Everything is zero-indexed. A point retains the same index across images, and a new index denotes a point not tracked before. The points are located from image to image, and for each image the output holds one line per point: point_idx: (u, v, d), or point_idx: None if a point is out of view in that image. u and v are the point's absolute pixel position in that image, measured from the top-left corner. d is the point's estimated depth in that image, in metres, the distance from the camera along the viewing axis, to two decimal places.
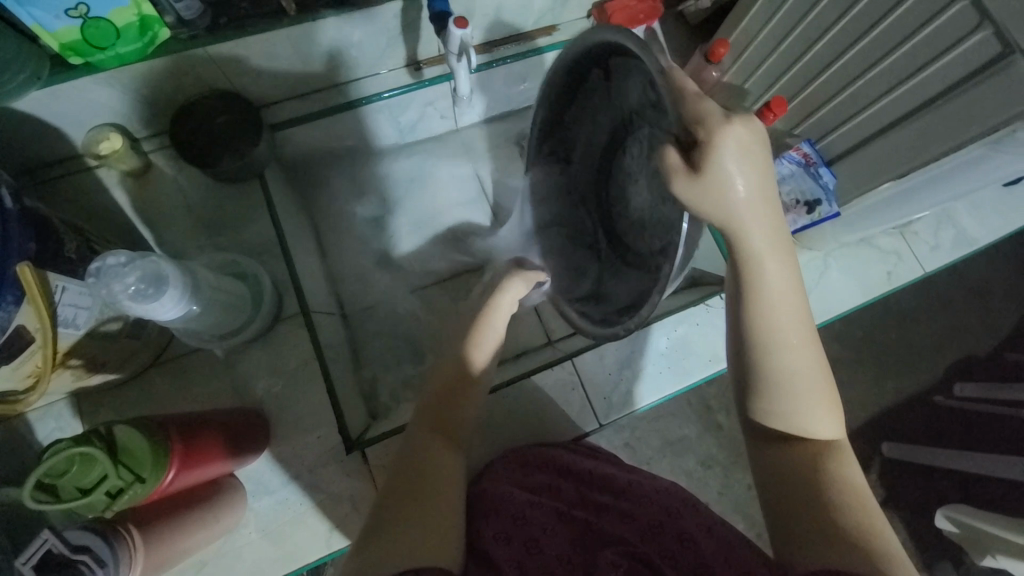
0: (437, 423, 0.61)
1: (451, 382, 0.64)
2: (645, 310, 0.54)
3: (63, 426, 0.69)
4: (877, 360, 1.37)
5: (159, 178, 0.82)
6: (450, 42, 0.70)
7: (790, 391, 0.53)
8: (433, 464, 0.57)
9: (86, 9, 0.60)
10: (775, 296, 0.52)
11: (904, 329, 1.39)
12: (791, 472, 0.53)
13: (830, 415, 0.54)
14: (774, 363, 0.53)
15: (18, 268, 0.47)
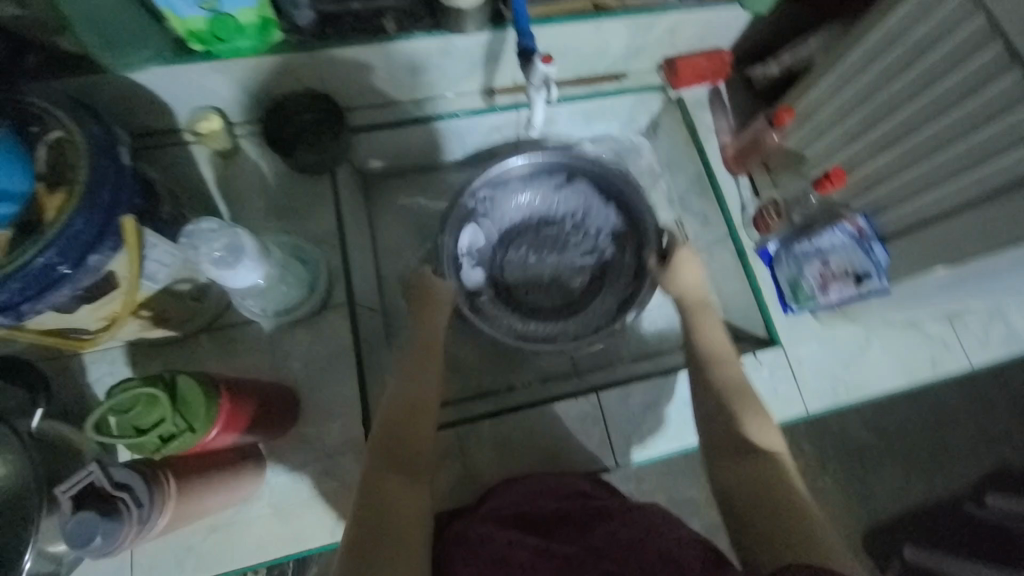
0: (395, 452, 0.61)
1: (404, 408, 0.65)
2: (608, 335, 0.93)
3: (115, 370, 0.74)
4: (906, 454, 1.31)
5: (243, 161, 0.88)
6: (531, 75, 0.73)
7: (736, 396, 0.66)
8: (395, 492, 0.57)
9: (215, 4, 0.68)
10: (709, 323, 0.77)
11: (939, 426, 1.33)
12: (750, 486, 0.57)
13: (770, 427, 0.63)
14: (717, 372, 0.70)
15: (122, 220, 0.52)
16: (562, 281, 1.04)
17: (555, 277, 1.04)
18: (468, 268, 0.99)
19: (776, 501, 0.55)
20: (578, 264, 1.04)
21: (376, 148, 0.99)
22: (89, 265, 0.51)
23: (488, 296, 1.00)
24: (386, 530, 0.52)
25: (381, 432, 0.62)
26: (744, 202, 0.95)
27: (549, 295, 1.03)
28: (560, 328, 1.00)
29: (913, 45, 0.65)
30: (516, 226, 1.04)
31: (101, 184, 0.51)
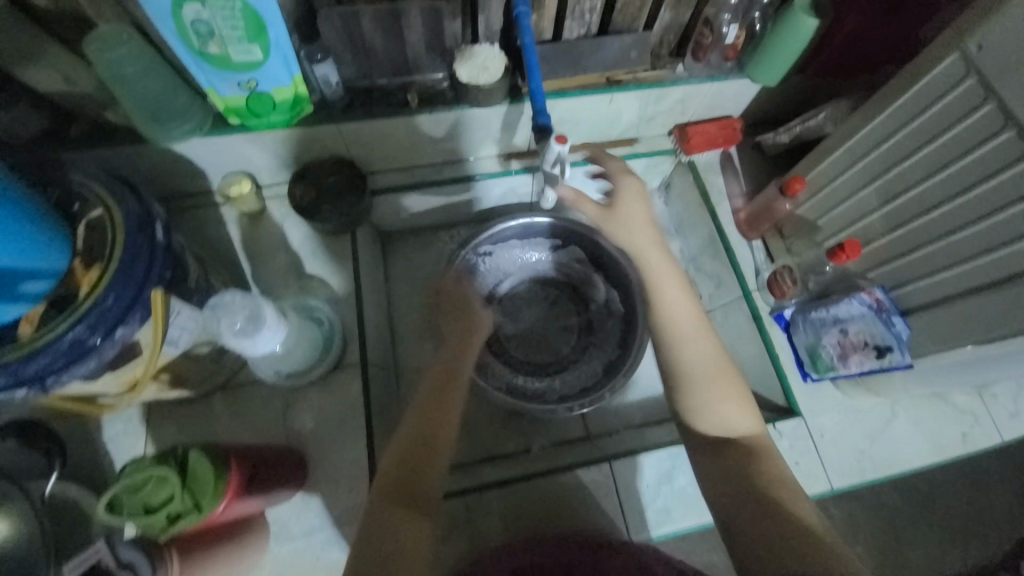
0: (398, 487, 0.59)
1: (414, 443, 0.62)
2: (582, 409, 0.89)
3: (128, 431, 0.75)
4: (943, 529, 1.23)
5: (268, 222, 0.92)
6: (546, 154, 0.74)
7: (703, 378, 0.66)
8: (395, 533, 0.56)
9: (254, 84, 0.74)
10: (666, 295, 0.72)
11: (977, 499, 1.25)
12: (735, 482, 0.58)
13: (742, 411, 0.64)
14: (683, 356, 0.68)
15: (151, 293, 0.54)
16: (550, 340, 1.06)
17: (544, 336, 1.07)
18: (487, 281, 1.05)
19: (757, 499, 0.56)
20: (568, 326, 1.07)
21: (395, 208, 1.03)
22: (115, 338, 0.52)
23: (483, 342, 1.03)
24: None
25: (392, 470, 0.60)
26: (758, 266, 0.96)
27: (536, 353, 1.05)
28: (543, 385, 1.01)
29: (924, 127, 0.64)
30: (511, 284, 1.09)
31: (136, 259, 0.53)
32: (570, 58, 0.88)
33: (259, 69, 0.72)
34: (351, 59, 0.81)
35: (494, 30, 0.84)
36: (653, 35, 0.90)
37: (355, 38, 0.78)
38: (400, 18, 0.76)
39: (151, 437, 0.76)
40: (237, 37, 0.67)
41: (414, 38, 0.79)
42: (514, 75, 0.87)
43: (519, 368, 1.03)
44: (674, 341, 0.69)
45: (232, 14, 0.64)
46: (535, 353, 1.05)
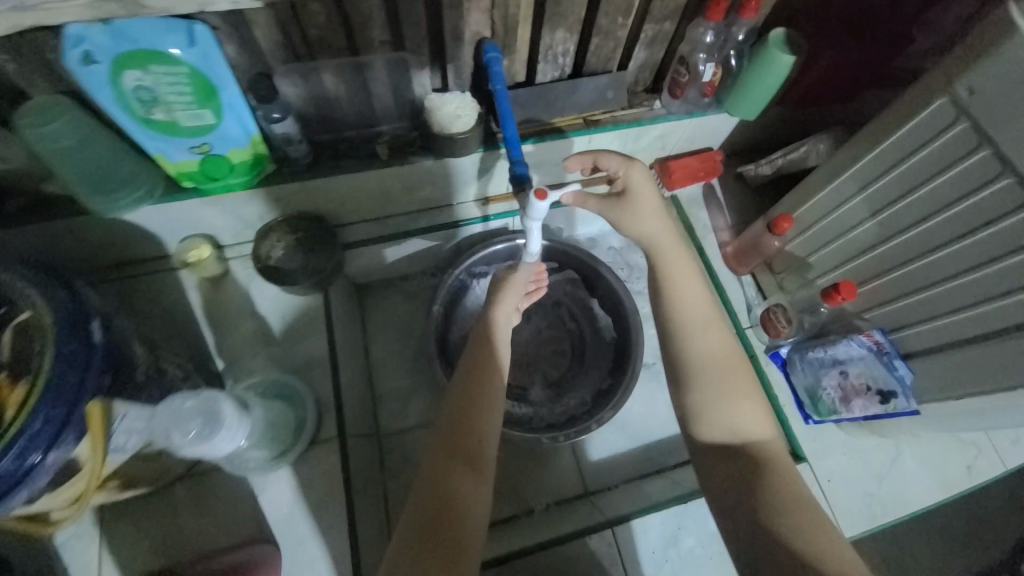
0: (454, 446, 0.62)
1: (468, 402, 0.65)
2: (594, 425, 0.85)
3: (80, 533, 0.68)
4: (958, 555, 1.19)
5: (232, 285, 0.86)
6: (529, 211, 0.64)
7: (713, 373, 0.62)
8: (451, 493, 0.59)
9: (209, 148, 0.68)
10: (679, 285, 0.67)
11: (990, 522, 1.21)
12: (744, 482, 0.56)
13: (754, 411, 0.61)
14: (693, 347, 0.64)
15: (87, 405, 0.48)
16: (538, 367, 1.02)
17: (533, 361, 1.02)
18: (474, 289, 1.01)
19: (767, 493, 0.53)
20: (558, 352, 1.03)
21: (369, 259, 0.98)
22: (46, 464, 0.46)
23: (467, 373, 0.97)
24: (446, 529, 0.56)
25: (448, 428, 0.63)
26: (749, 301, 0.93)
27: (526, 375, 1.00)
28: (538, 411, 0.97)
29: (914, 170, 0.63)
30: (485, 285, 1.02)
31: (67, 372, 0.47)
32: (544, 102, 0.85)
33: (213, 132, 0.67)
34: (315, 113, 0.77)
35: (465, 77, 0.80)
36: (629, 74, 0.88)
37: (318, 91, 0.74)
38: (364, 70, 0.73)
39: (106, 541, 0.68)
40: (186, 102, 0.62)
41: (380, 90, 0.77)
42: (488, 121, 0.83)
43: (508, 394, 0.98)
44: (683, 332, 0.65)
45: (178, 79, 0.60)
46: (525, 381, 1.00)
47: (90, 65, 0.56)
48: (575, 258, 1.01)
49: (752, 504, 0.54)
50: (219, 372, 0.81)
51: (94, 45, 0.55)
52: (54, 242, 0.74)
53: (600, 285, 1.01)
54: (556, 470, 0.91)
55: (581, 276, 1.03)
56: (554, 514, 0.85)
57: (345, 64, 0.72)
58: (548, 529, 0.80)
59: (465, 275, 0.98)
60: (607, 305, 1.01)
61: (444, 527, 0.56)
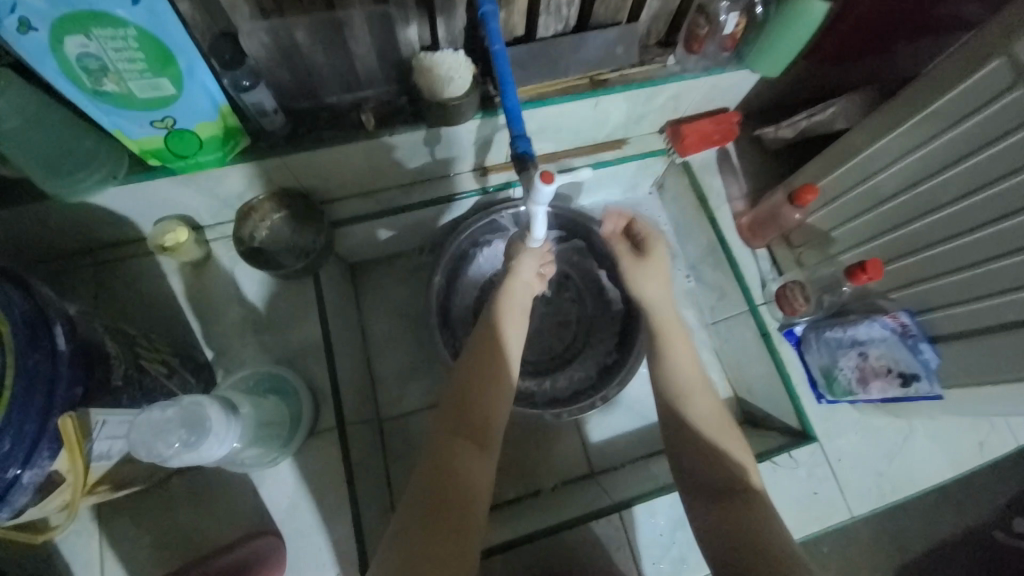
0: (461, 421, 0.60)
1: (479, 374, 0.63)
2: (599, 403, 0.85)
3: (78, 530, 0.67)
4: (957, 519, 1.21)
5: (216, 269, 0.81)
6: (534, 196, 0.58)
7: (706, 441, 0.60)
8: (451, 471, 0.57)
9: (172, 122, 0.61)
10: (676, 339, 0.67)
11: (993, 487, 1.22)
12: (737, 532, 0.52)
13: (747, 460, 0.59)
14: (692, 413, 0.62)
15: (59, 421, 0.45)
16: (544, 340, 0.97)
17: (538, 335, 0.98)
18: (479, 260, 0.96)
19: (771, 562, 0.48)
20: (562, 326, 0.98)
21: (361, 237, 0.92)
22: (23, 483, 0.44)
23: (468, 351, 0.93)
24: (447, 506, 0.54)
25: (453, 400, 0.61)
26: (764, 277, 0.88)
27: (531, 350, 0.96)
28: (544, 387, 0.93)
29: (963, 138, 0.58)
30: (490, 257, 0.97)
31: (33, 388, 0.44)
32: (546, 60, 0.76)
33: (174, 104, 0.59)
34: (289, 78, 0.69)
35: (457, 33, 0.71)
36: (641, 26, 0.78)
37: (291, 54, 0.66)
38: (343, 28, 0.64)
39: (104, 537, 0.67)
40: (138, 71, 0.54)
41: (362, 50, 0.68)
42: (483, 83, 0.75)
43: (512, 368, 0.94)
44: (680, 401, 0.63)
45: (126, 44, 0.52)
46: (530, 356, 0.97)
47: (28, 33, 0.48)
48: (582, 228, 0.95)
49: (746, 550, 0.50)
50: (208, 363, 0.77)
51: (27, 9, 0.47)
52: (16, 228, 0.68)
53: (610, 257, 0.96)
54: (560, 450, 0.92)
55: (589, 246, 0.97)
56: (561, 501, 0.83)
57: (320, 22, 0.63)
58: (554, 515, 0.78)
59: (468, 243, 0.92)
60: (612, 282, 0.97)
61: (446, 502, 0.54)
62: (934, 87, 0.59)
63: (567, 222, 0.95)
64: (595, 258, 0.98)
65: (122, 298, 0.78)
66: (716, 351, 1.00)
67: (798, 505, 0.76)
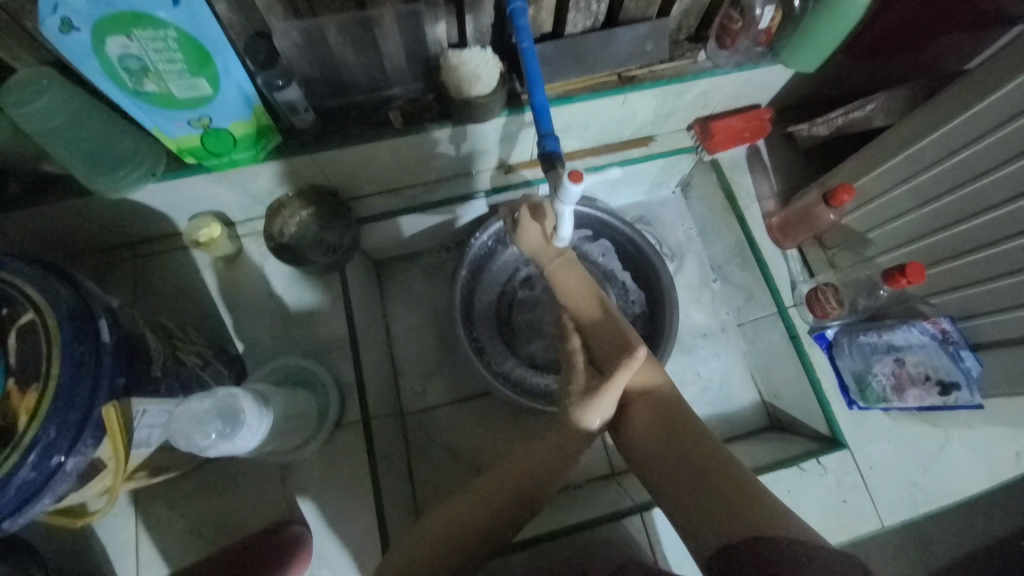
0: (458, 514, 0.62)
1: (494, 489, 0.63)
2: None
3: (116, 513, 0.70)
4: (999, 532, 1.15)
5: (247, 264, 0.83)
6: (562, 195, 0.57)
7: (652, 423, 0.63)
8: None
9: (208, 121, 0.63)
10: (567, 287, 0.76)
11: None
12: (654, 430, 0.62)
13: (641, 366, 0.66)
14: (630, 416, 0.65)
15: (102, 409, 0.47)
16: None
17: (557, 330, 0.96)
18: (501, 255, 0.95)
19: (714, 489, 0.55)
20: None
21: (387, 233, 0.92)
22: (66, 470, 0.45)
23: (491, 347, 0.93)
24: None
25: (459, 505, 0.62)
26: (794, 279, 0.85)
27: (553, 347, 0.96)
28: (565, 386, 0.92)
29: (1013, 136, 0.55)
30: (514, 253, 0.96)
31: (78, 379, 0.45)
32: (573, 57, 0.75)
33: (210, 104, 0.61)
34: (319, 76, 0.70)
35: (484, 30, 0.71)
36: (671, 21, 0.76)
37: (321, 52, 0.66)
38: (372, 26, 0.65)
39: (140, 521, 0.70)
40: (178, 71, 0.56)
41: (391, 49, 0.68)
42: (511, 80, 0.74)
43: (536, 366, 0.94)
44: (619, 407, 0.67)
45: (166, 45, 0.53)
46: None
47: (71, 33, 0.50)
48: (608, 225, 0.94)
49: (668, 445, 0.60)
50: (238, 355, 0.79)
51: (70, 10, 0.48)
52: (59, 223, 0.71)
53: (636, 259, 0.95)
54: (581, 449, 0.91)
55: (616, 243, 0.96)
56: (580, 500, 0.83)
57: (350, 20, 0.63)
58: (573, 515, 0.77)
59: (492, 242, 0.91)
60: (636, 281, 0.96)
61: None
62: (984, 81, 0.57)
63: (592, 220, 0.94)
64: (622, 255, 0.97)
65: (158, 290, 0.80)
66: (742, 353, 0.98)
67: (823, 512, 0.75)
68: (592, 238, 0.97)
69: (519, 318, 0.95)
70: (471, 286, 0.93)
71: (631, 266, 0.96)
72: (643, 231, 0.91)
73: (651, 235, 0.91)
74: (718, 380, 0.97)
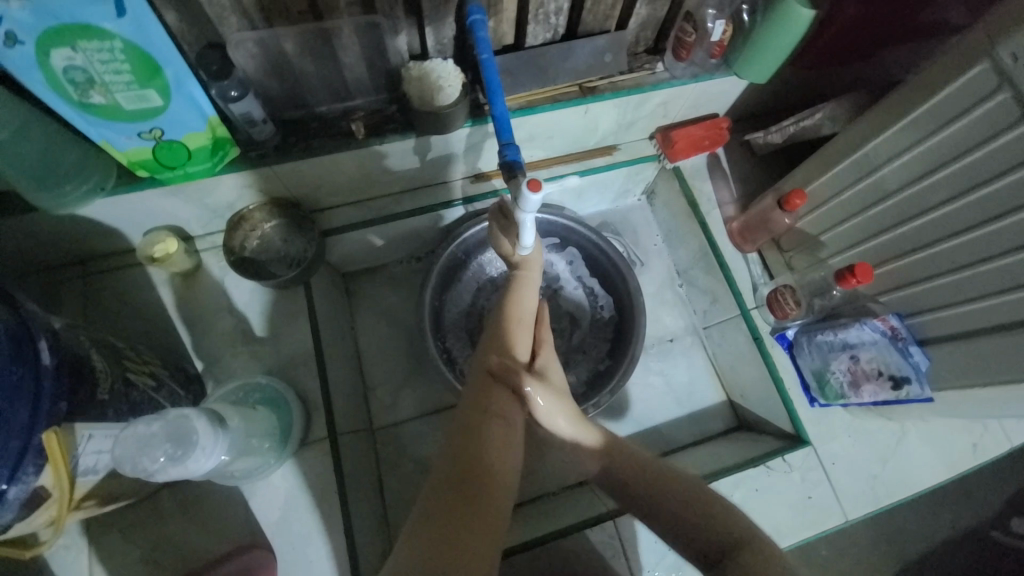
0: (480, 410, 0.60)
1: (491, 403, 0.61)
2: (591, 410, 0.82)
3: (66, 546, 0.66)
4: (961, 518, 1.19)
5: (206, 280, 0.80)
6: (522, 204, 0.57)
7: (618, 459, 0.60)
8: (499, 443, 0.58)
9: (159, 133, 0.61)
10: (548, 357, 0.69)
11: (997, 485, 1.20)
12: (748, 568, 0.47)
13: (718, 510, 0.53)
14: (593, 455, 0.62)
15: (43, 436, 0.44)
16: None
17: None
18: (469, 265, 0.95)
19: (710, 518, 0.53)
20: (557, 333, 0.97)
21: (352, 245, 0.91)
22: (7, 499, 0.43)
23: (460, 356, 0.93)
24: (472, 485, 0.52)
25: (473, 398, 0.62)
26: (755, 281, 0.88)
27: None
28: None
29: (946, 141, 0.59)
30: (482, 263, 0.96)
31: (16, 404, 0.43)
32: (535, 69, 0.77)
33: (161, 116, 0.59)
34: (278, 87, 0.69)
35: (446, 42, 0.72)
36: (629, 34, 0.79)
37: (279, 64, 0.66)
38: (331, 38, 0.65)
39: (93, 552, 0.66)
40: (125, 82, 0.54)
41: (351, 60, 0.68)
42: (473, 91, 0.75)
43: None
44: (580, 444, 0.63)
45: (113, 56, 0.52)
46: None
47: (14, 46, 0.48)
48: (576, 234, 0.95)
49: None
50: (198, 373, 0.76)
51: (14, 23, 0.47)
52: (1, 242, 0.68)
53: (603, 265, 0.96)
54: (553, 457, 0.91)
55: (583, 252, 0.98)
56: (554, 509, 0.82)
57: (309, 32, 0.63)
58: (546, 525, 0.76)
59: (460, 252, 0.91)
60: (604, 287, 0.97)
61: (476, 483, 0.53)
62: (916, 93, 0.60)
63: (558, 231, 0.96)
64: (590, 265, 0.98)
65: (110, 309, 0.77)
66: (710, 356, 1.00)
67: (788, 509, 0.76)
68: (559, 248, 0.98)
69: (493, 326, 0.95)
70: (441, 296, 0.92)
71: (600, 273, 0.97)
72: (608, 239, 0.93)
73: (616, 241, 0.93)
74: (687, 382, 0.98)
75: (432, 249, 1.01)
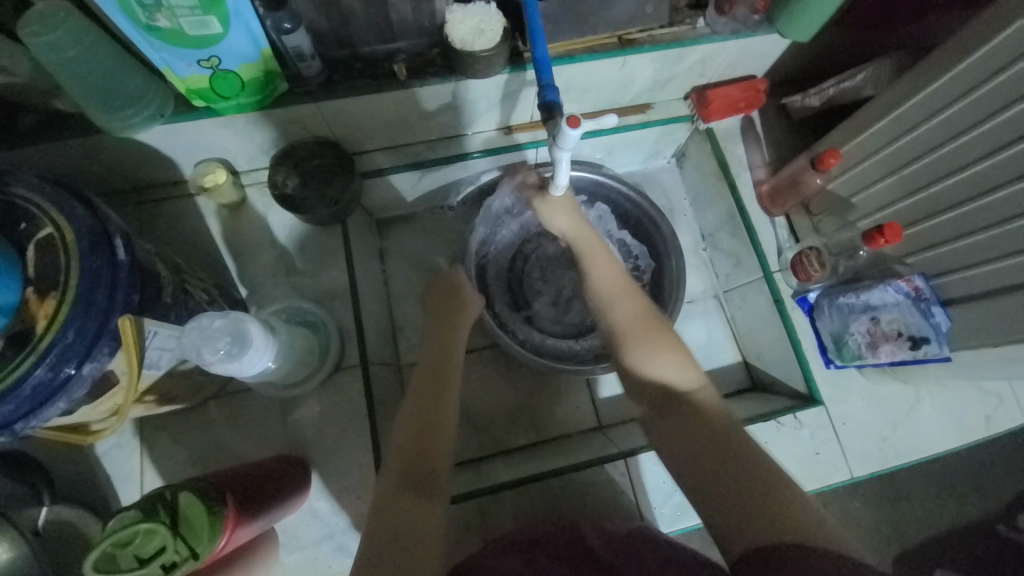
0: (413, 439, 0.59)
1: (418, 430, 0.60)
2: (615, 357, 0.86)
3: (122, 444, 0.73)
4: (969, 499, 1.20)
5: (250, 213, 0.85)
6: (560, 140, 0.59)
7: (635, 332, 0.64)
8: (428, 511, 0.54)
9: (217, 61, 0.64)
10: (585, 241, 0.75)
11: (1008, 469, 1.21)
12: (701, 427, 0.55)
13: (685, 364, 0.61)
14: (612, 315, 0.67)
15: (119, 320, 0.49)
16: (557, 297, 0.98)
17: (552, 292, 0.99)
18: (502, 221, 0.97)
19: (671, 363, 0.61)
20: (579, 290, 0.98)
21: (387, 190, 0.95)
22: (81, 377, 0.48)
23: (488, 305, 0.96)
24: (407, 541, 0.51)
25: (402, 428, 0.60)
26: (781, 245, 0.89)
27: (545, 314, 0.98)
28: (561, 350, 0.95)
29: (990, 96, 0.58)
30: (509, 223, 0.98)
31: (95, 289, 0.48)
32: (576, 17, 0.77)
33: (220, 43, 0.62)
34: (325, 25, 0.71)
35: None
36: None
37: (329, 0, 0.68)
38: None
39: (145, 451, 0.73)
40: (189, 7, 0.57)
41: None
42: (514, 37, 0.75)
43: (528, 327, 0.96)
44: (606, 301, 0.68)
45: None
46: (544, 313, 0.98)
47: None
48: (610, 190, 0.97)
49: (711, 438, 0.54)
50: (241, 299, 0.82)
51: None
52: (68, 162, 0.73)
53: (634, 215, 0.98)
54: (568, 405, 0.95)
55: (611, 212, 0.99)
56: (567, 449, 0.86)
57: None
58: (560, 462, 0.80)
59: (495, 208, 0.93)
60: (631, 245, 0.99)
61: (407, 533, 0.51)
62: (963, 48, 0.60)
63: (591, 189, 0.98)
64: (617, 225, 0.99)
65: (162, 235, 0.82)
66: (728, 319, 1.02)
67: (794, 462, 0.79)
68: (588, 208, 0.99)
69: (520, 281, 0.99)
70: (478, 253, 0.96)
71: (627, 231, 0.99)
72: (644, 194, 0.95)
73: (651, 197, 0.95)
74: (704, 343, 1.01)
75: (460, 199, 1.04)
